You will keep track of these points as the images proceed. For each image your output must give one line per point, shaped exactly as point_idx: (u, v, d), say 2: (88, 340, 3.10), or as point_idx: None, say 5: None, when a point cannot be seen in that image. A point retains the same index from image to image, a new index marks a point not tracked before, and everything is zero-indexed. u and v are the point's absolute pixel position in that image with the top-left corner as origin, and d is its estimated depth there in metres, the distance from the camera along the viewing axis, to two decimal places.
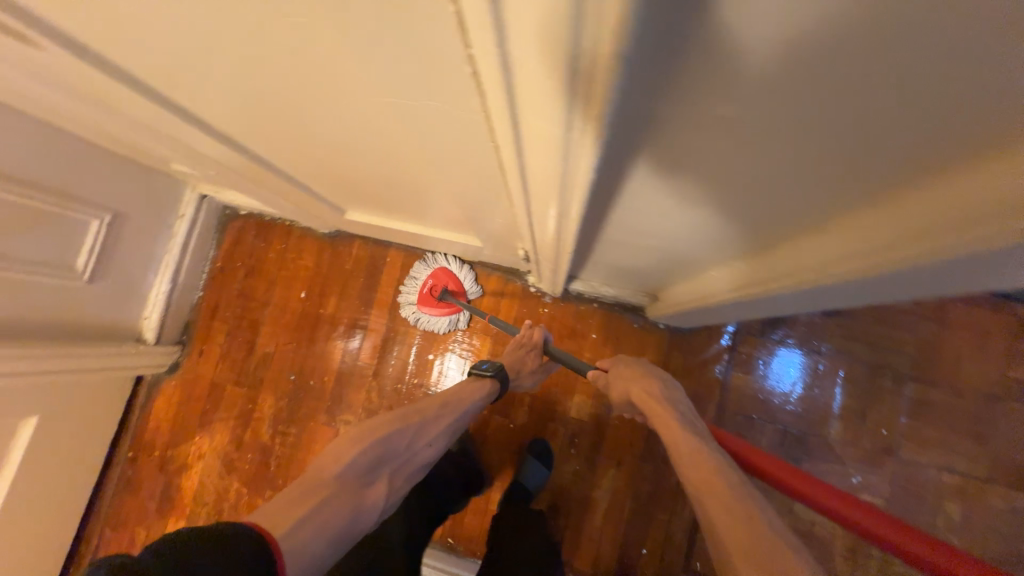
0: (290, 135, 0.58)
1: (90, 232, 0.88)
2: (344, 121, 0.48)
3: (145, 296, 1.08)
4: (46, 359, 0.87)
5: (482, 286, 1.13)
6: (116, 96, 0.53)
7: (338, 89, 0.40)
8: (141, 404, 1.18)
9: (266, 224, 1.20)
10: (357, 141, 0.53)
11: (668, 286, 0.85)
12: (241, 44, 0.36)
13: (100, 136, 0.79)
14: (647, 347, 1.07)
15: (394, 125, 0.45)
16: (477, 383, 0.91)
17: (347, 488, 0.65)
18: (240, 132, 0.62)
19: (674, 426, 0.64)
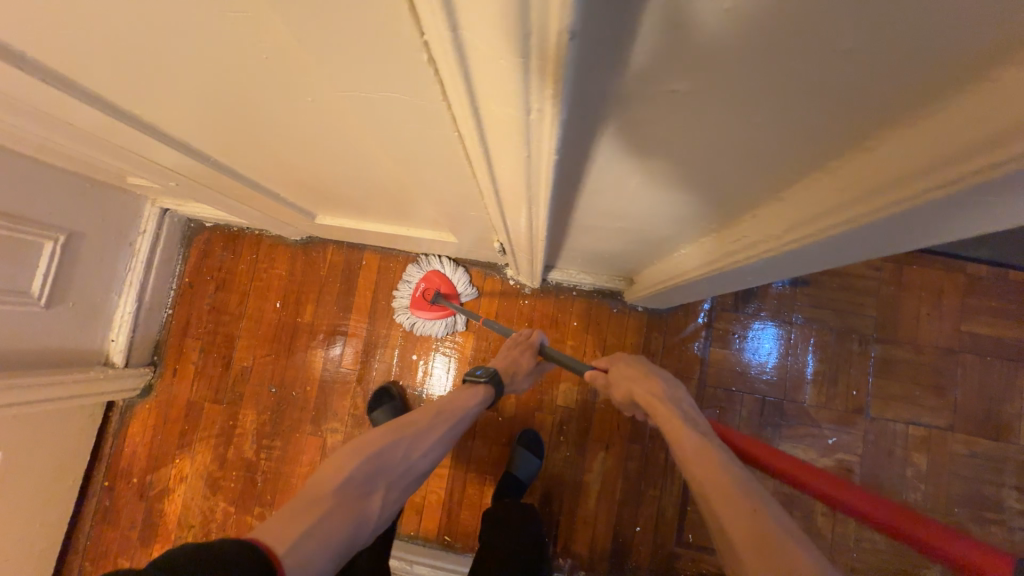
0: (250, 139, 0.57)
1: (44, 254, 0.85)
2: (306, 121, 0.47)
3: (110, 317, 1.04)
4: (7, 391, 0.82)
5: (476, 287, 1.12)
6: (61, 107, 0.51)
7: (298, 87, 0.40)
8: (115, 431, 1.13)
9: (234, 235, 1.16)
10: (321, 141, 0.52)
11: (643, 269, 0.88)
12: (193, 43, 0.36)
13: (49, 152, 0.76)
14: (629, 331, 1.09)
15: (358, 122, 0.45)
16: (472, 390, 0.88)
17: (345, 502, 0.64)
18: (199, 138, 0.61)
19: (672, 417, 0.66)
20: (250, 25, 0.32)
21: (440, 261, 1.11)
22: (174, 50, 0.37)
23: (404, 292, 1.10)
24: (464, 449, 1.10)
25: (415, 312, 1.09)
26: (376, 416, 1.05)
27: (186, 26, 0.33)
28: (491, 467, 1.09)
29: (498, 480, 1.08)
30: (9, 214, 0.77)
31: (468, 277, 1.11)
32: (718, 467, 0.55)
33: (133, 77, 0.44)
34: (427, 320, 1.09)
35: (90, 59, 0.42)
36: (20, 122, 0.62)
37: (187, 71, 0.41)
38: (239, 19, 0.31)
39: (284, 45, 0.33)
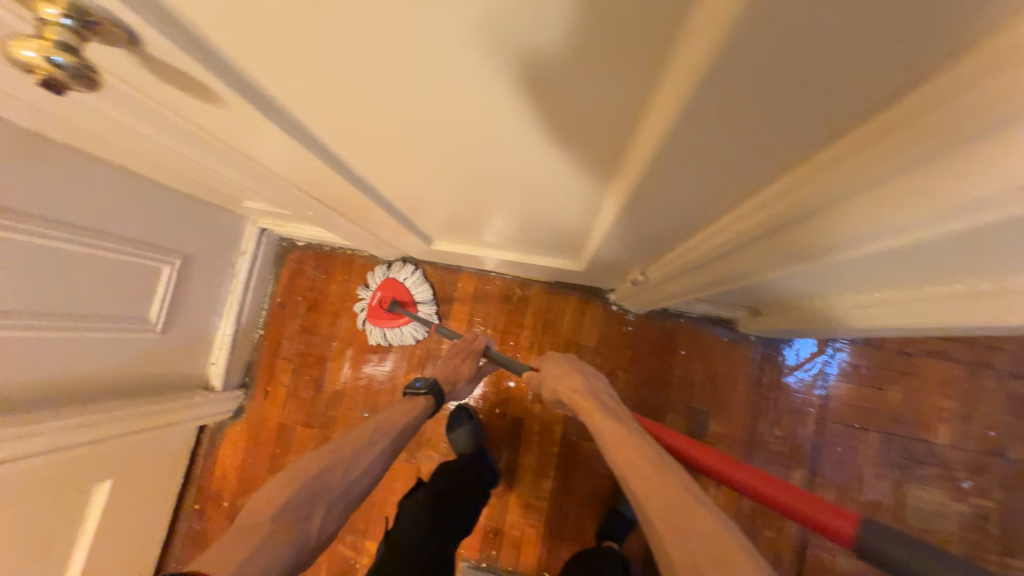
0: (440, 183, 0.53)
1: (163, 279, 0.84)
2: (543, 166, 0.43)
3: (212, 339, 1.03)
4: (120, 420, 0.81)
5: (436, 293, 1.11)
6: (264, 153, 0.49)
7: (589, 134, 0.35)
8: (206, 453, 1.11)
9: (326, 255, 1.14)
10: (537, 184, 0.48)
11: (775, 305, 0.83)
12: (502, 94, 0.32)
13: (172, 176, 0.74)
14: (739, 362, 1.04)
15: (621, 164, 0.40)
16: (410, 405, 0.88)
17: (286, 526, 0.64)
18: (375, 181, 0.57)
19: (595, 412, 0.67)
20: (623, 74, 0.28)
21: (391, 268, 1.10)
22: (466, 99, 0.33)
23: (363, 304, 1.09)
24: (564, 481, 1.06)
25: (376, 324, 1.07)
26: (455, 437, 1.03)
27: (522, 75, 0.29)
28: (591, 501, 1.04)
29: (600, 514, 1.03)
30: (131, 240, 0.76)
31: (421, 279, 1.08)
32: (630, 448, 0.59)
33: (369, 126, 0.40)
34: (390, 329, 1.07)
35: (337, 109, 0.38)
36: (188, 156, 0.60)
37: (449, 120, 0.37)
38: (612, 70, 0.27)
39: (640, 92, 0.29)
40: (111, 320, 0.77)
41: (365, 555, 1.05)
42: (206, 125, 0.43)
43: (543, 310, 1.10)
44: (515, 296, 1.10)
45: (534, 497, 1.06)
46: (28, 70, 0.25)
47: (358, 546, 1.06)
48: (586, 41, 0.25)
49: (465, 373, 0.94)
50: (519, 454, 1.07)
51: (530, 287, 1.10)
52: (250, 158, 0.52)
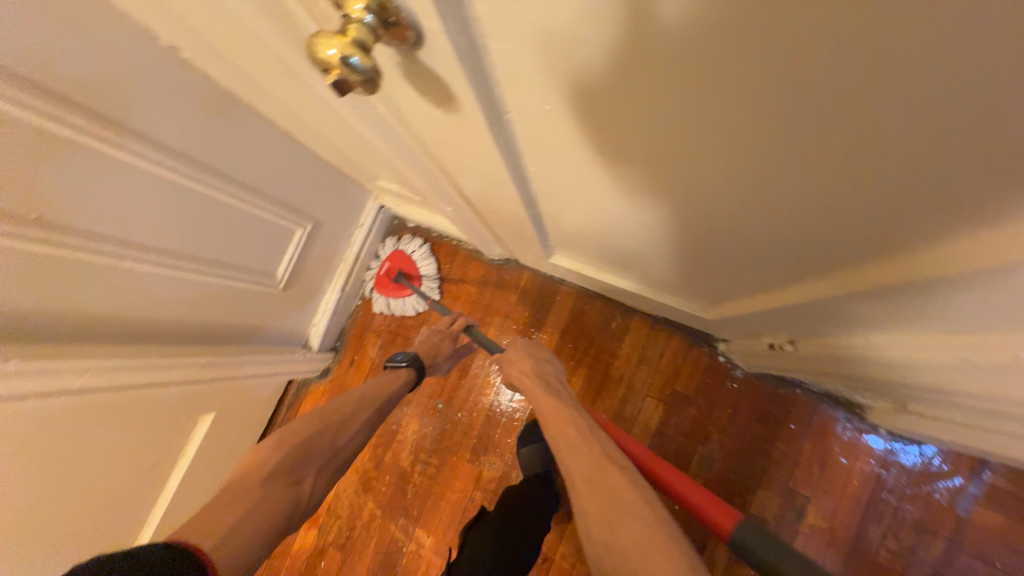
0: (625, 216, 0.49)
1: (294, 240, 0.88)
2: (786, 225, 0.36)
3: (318, 302, 1.07)
4: (225, 364, 0.85)
5: (442, 271, 1.13)
6: (452, 155, 0.47)
7: (905, 210, 0.28)
8: (290, 403, 1.18)
9: (433, 242, 1.15)
10: (753, 241, 0.42)
11: (937, 410, 0.70)
12: (804, 148, 0.26)
13: (318, 139, 0.76)
14: (859, 453, 0.91)
15: (905, 246, 0.33)
16: (391, 377, 0.85)
17: (277, 489, 0.63)
18: (544, 197, 0.53)
19: (537, 392, 0.70)
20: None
21: (400, 241, 1.14)
22: (753, 145, 0.28)
23: (371, 274, 1.14)
24: None
25: (381, 293, 1.12)
26: (523, 453, 1.00)
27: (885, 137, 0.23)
28: None
29: None
30: (275, 201, 0.80)
31: (427, 254, 1.12)
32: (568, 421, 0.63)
33: (601, 149, 0.36)
34: (395, 299, 1.12)
35: (580, 125, 0.34)
36: (359, 134, 0.61)
37: (716, 159, 0.32)
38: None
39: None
40: (245, 273, 0.81)
41: (414, 541, 1.07)
42: (413, 117, 0.42)
43: (639, 343, 1.03)
44: (612, 323, 1.05)
45: None
46: (324, 69, 0.23)
47: (408, 531, 1.07)
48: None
49: (444, 351, 0.93)
50: None
51: (631, 316, 1.04)
52: (427, 151, 0.51)
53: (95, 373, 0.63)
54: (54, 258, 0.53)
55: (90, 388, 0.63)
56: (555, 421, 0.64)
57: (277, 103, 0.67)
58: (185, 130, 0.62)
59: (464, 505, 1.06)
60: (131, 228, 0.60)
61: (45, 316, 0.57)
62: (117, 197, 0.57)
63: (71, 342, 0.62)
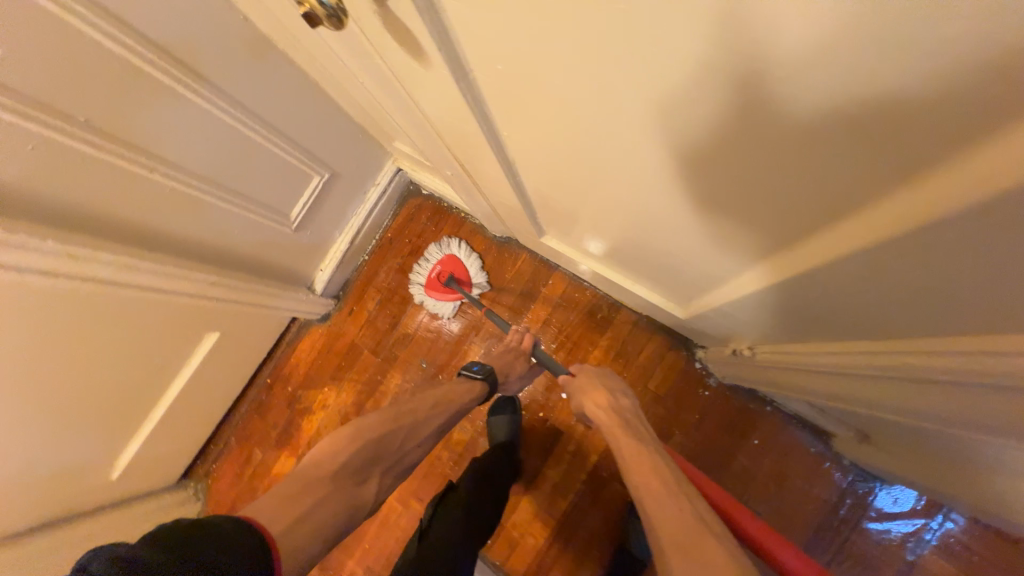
0: (584, 187, 0.52)
1: (311, 186, 0.95)
2: (723, 206, 0.39)
3: (327, 250, 1.15)
4: (233, 290, 0.93)
5: (489, 278, 1.15)
6: (434, 106, 0.52)
7: (826, 188, 0.30)
8: (290, 340, 1.26)
9: (443, 211, 1.21)
10: (693, 220, 0.44)
11: (896, 441, 0.71)
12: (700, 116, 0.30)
13: (342, 94, 0.83)
14: (819, 480, 0.91)
15: (828, 233, 0.35)
16: (467, 387, 0.90)
17: (340, 486, 0.69)
18: (519, 163, 0.57)
19: (613, 426, 0.70)
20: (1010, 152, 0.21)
21: (444, 245, 1.17)
22: (660, 107, 0.32)
23: (420, 274, 1.17)
24: (576, 514, 1.03)
25: (431, 294, 1.14)
26: (494, 422, 1.06)
27: (813, 111, 0.25)
28: (596, 540, 1.01)
29: (604, 557, 1.00)
30: (299, 145, 0.87)
31: (480, 262, 1.15)
32: (647, 466, 0.61)
33: (560, 112, 0.40)
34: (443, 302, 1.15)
35: (556, 90, 0.36)
36: (370, 89, 0.66)
37: (668, 131, 0.34)
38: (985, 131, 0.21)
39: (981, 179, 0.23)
40: (263, 208, 0.89)
41: None
42: (400, 66, 0.46)
43: (622, 338, 1.05)
44: (598, 314, 1.07)
45: (544, 509, 1.05)
46: None
47: None
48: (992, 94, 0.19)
49: (517, 370, 0.97)
50: (547, 464, 1.07)
51: (618, 311, 1.06)
52: (416, 104, 0.56)
53: (117, 267, 0.71)
54: (98, 160, 0.62)
55: (112, 280, 0.72)
56: (638, 470, 0.62)
57: (308, 55, 0.73)
58: (226, 66, 0.69)
59: (431, 462, 1.12)
60: (167, 146, 0.68)
61: (84, 208, 0.66)
62: (157, 117, 0.64)
63: (103, 237, 0.71)
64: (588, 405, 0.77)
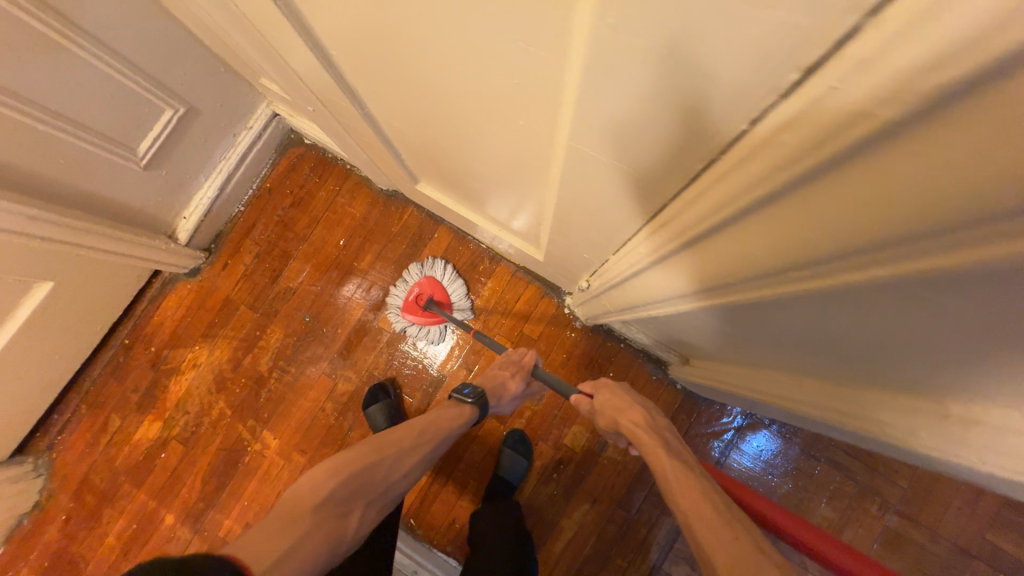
0: (413, 106, 0.57)
1: (161, 120, 0.88)
2: (514, 115, 0.44)
3: (191, 196, 1.06)
4: (64, 230, 0.84)
5: (475, 300, 1.13)
6: (259, 11, 0.52)
7: (546, 98, 0.38)
8: (152, 296, 1.16)
9: (326, 162, 1.18)
10: (498, 138, 0.51)
11: (707, 355, 0.89)
12: (440, 18, 0.36)
13: (197, 23, 0.78)
14: (659, 403, 1.09)
15: (579, 158, 0.42)
16: (456, 412, 0.88)
17: (323, 523, 0.68)
18: (359, 85, 0.60)
19: (658, 448, 0.69)
20: (701, 92, 0.27)
21: (424, 266, 1.12)
22: (413, 12, 0.37)
23: (397, 298, 1.11)
24: (460, 450, 1.12)
25: (410, 319, 1.10)
26: (370, 412, 1.07)
27: (502, 18, 0.31)
28: (476, 472, 1.11)
29: (484, 484, 1.10)
30: (139, 71, 0.80)
31: (462, 285, 1.12)
32: (697, 492, 0.62)
33: (356, 16, 0.43)
34: (427, 327, 1.10)
35: None
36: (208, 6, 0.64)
37: (436, 36, 0.39)
38: (675, 85, 0.27)
39: (672, 117, 0.30)
40: (98, 138, 0.81)
41: (259, 442, 1.12)
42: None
43: (503, 288, 1.13)
44: (481, 266, 1.14)
45: None
46: None
47: (255, 432, 1.12)
48: (697, 56, 0.24)
49: (510, 389, 0.95)
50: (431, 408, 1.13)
51: (499, 263, 1.14)
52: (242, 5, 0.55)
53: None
54: None
55: None
56: (684, 494, 0.62)
57: None
58: None
59: (313, 415, 1.12)
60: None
61: None
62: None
63: None
64: (624, 424, 0.76)
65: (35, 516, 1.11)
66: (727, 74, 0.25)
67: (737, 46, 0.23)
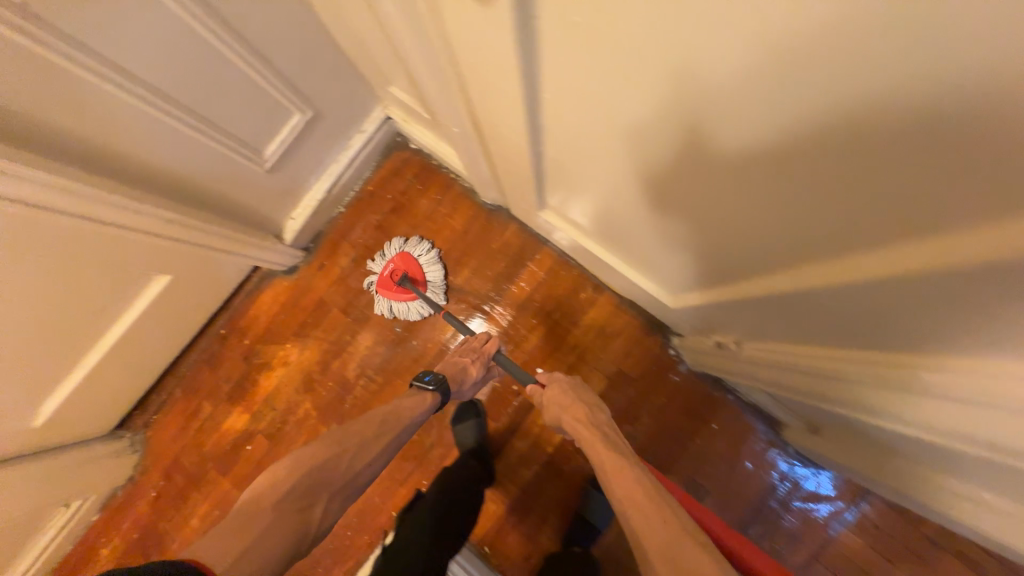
0: (604, 165, 0.54)
1: (290, 124, 0.86)
2: (753, 195, 0.39)
3: (301, 197, 1.05)
4: (190, 231, 0.84)
5: (570, 329, 1.07)
6: (468, 53, 0.49)
7: (812, 186, 0.33)
8: (250, 290, 1.17)
9: (430, 169, 1.14)
10: (715, 211, 0.46)
11: (844, 437, 0.79)
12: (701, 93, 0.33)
13: (342, 26, 0.76)
14: (765, 464, 1.00)
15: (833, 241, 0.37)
16: (417, 398, 0.85)
17: (283, 517, 0.62)
18: (552, 136, 0.56)
19: (594, 439, 0.65)
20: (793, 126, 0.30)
21: (406, 242, 1.10)
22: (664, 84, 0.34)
23: (374, 275, 1.10)
24: (540, 483, 1.07)
25: (384, 296, 1.08)
26: (460, 429, 1.04)
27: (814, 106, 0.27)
28: (555, 508, 1.06)
29: (563, 522, 1.05)
30: (279, 74, 0.78)
31: (438, 259, 1.09)
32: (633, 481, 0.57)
33: (569, 79, 0.42)
34: (397, 302, 1.08)
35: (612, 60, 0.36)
36: (382, 23, 0.60)
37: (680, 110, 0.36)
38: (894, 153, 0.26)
39: (776, 146, 0.33)
40: (232, 142, 0.79)
41: None
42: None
43: (602, 319, 1.07)
44: (582, 294, 1.08)
45: (508, 477, 1.08)
46: None
47: None
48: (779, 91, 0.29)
49: (472, 373, 0.92)
50: (515, 437, 1.09)
51: (602, 293, 1.07)
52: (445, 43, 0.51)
53: (30, 184, 0.60)
54: (33, 56, 0.52)
55: (22, 201, 0.61)
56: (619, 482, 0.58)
57: None
58: None
59: None
60: (122, 53, 0.58)
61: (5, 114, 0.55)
62: (114, 15, 0.54)
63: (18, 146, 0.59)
64: (569, 419, 0.72)
65: (128, 488, 1.16)
66: (894, 136, 0.25)
67: (839, 98, 0.26)
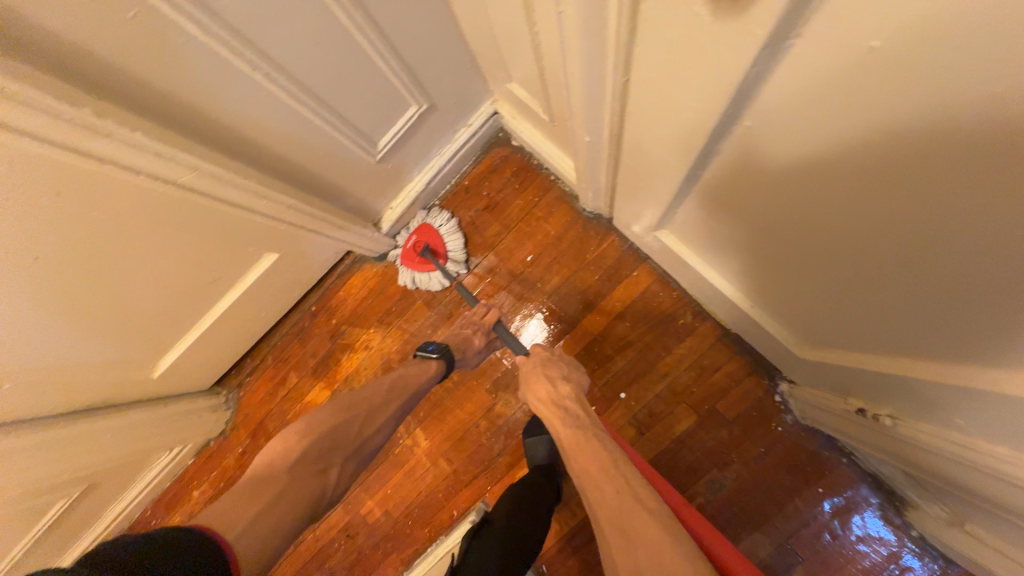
0: (748, 182, 0.49)
1: (405, 117, 0.85)
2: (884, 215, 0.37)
3: (401, 186, 1.05)
4: (303, 216, 0.86)
5: (661, 355, 0.99)
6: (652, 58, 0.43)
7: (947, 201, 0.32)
8: (342, 271, 1.20)
9: (531, 169, 1.09)
10: (844, 238, 0.44)
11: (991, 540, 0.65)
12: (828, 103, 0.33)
13: (475, 16, 0.72)
14: (879, 545, 0.86)
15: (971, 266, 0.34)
16: (420, 367, 0.85)
17: (302, 476, 0.65)
18: (724, 160, 0.50)
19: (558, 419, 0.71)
20: (907, 130, 0.30)
21: (427, 214, 1.11)
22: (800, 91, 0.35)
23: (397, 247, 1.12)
24: None
25: (405, 267, 1.09)
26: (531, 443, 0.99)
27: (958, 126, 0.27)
28: None
29: None
30: (405, 66, 0.76)
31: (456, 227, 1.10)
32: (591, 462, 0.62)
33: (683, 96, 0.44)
34: (420, 273, 1.09)
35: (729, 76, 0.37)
36: (537, 21, 0.55)
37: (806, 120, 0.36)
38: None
39: (886, 153, 0.33)
40: (352, 132, 0.80)
41: (411, 437, 1.12)
42: None
43: (698, 350, 0.97)
44: (681, 320, 0.99)
45: (575, 499, 1.03)
46: None
47: (407, 426, 1.13)
48: (886, 88, 0.29)
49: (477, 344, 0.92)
50: None
51: (703, 321, 0.98)
52: (626, 50, 0.45)
53: (174, 164, 0.62)
54: (197, 44, 0.54)
55: (159, 175, 0.62)
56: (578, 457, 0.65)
57: None
58: None
59: (468, 429, 1.09)
60: (270, 39, 0.58)
61: (170, 97, 0.58)
62: (270, 5, 0.55)
63: (166, 127, 0.60)
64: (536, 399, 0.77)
65: (220, 441, 1.26)
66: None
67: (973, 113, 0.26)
